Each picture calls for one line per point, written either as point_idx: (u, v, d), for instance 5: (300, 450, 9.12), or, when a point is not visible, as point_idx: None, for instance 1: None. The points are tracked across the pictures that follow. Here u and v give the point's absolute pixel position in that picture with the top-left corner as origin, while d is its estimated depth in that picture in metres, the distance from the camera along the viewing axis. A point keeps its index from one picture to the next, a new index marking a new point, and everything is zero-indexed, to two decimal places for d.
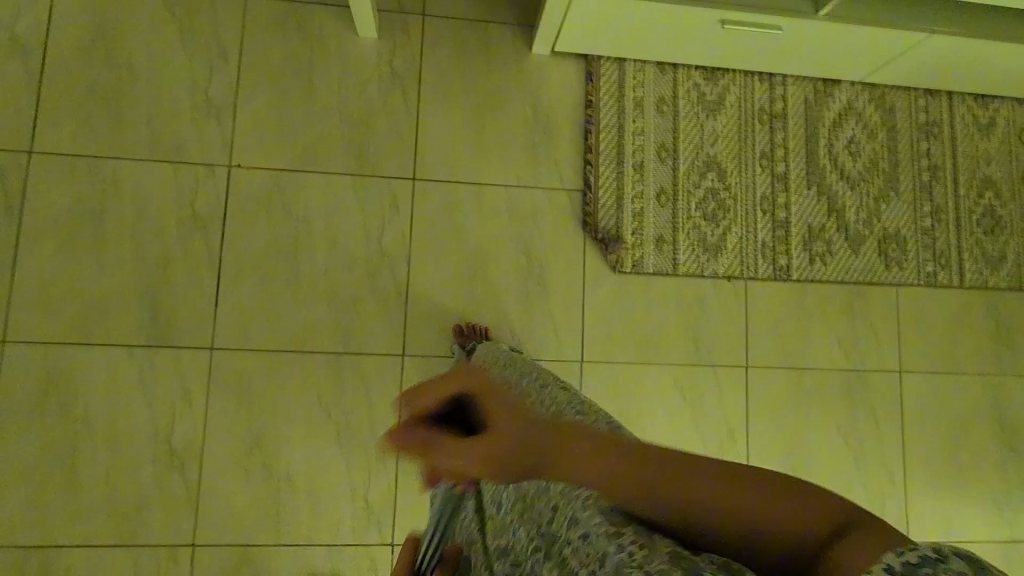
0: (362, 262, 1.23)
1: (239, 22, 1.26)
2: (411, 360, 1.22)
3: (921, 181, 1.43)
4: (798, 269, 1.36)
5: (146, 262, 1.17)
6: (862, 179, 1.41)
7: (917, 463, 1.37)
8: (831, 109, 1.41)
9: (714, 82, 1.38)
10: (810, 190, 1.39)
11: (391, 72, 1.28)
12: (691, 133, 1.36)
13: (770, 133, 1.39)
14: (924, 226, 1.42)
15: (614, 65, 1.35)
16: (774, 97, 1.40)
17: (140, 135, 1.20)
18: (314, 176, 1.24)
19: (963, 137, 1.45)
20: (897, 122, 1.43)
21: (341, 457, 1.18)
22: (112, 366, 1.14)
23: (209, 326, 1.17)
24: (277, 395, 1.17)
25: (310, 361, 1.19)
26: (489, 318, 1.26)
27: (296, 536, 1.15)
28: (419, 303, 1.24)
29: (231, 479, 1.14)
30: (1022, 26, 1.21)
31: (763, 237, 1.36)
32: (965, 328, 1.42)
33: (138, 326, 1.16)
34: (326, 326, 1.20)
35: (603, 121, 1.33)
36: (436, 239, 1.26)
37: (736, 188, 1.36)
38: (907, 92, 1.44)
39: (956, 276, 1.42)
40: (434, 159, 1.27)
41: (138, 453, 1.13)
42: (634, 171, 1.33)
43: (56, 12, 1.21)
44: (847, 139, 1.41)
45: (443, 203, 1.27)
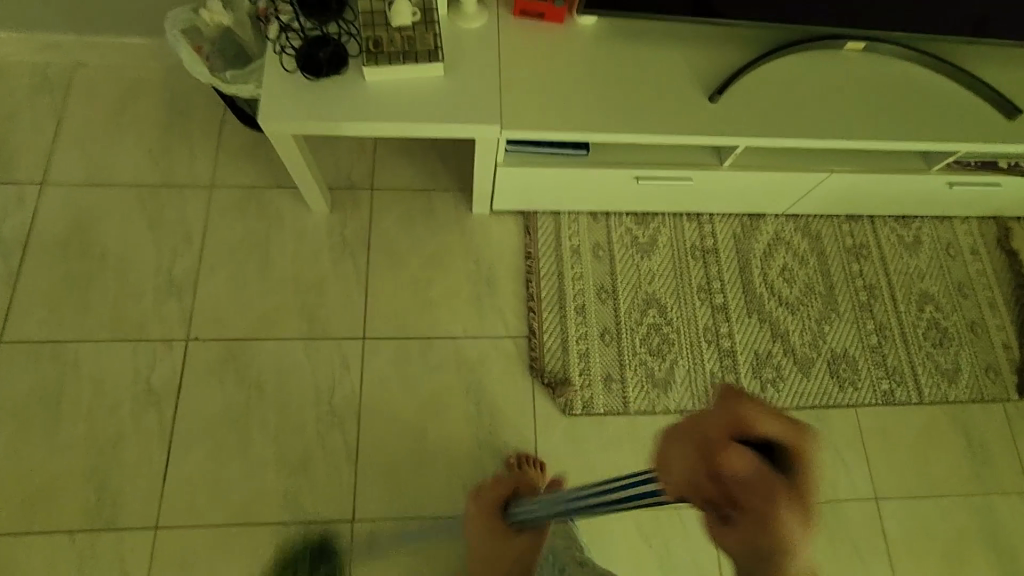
0: (312, 425, 1.25)
1: (204, 207, 1.39)
2: (360, 525, 1.20)
3: (860, 300, 1.48)
4: (751, 398, 1.36)
5: (98, 440, 1.20)
6: (800, 302, 1.46)
7: None
8: (760, 241, 1.50)
9: (646, 225, 1.49)
10: (751, 318, 1.43)
11: (342, 241, 1.39)
12: (628, 273, 1.44)
13: (705, 267, 1.46)
14: (871, 343, 1.44)
15: (550, 219, 1.46)
16: (704, 234, 1.50)
17: (104, 317, 1.28)
18: (267, 343, 1.30)
19: (891, 256, 1.53)
20: (825, 247, 1.52)
21: None
22: (53, 553, 1.12)
23: (156, 503, 1.17)
24: (220, 573, 1.14)
25: (256, 533, 1.17)
26: (440, 473, 1.25)
27: None
28: (369, 463, 1.24)
29: None
30: (908, 159, 1.34)
31: (711, 367, 1.38)
32: (938, 445, 1.37)
33: (84, 508, 1.16)
34: (276, 494, 1.20)
35: (543, 269, 1.42)
36: (386, 395, 1.29)
37: (678, 321, 1.41)
38: (828, 220, 1.54)
39: (916, 392, 1.40)
40: (382, 318, 1.34)
41: None
42: (576, 313, 1.39)
43: (40, 213, 1.35)
44: (779, 267, 1.48)
45: (392, 359, 1.31)
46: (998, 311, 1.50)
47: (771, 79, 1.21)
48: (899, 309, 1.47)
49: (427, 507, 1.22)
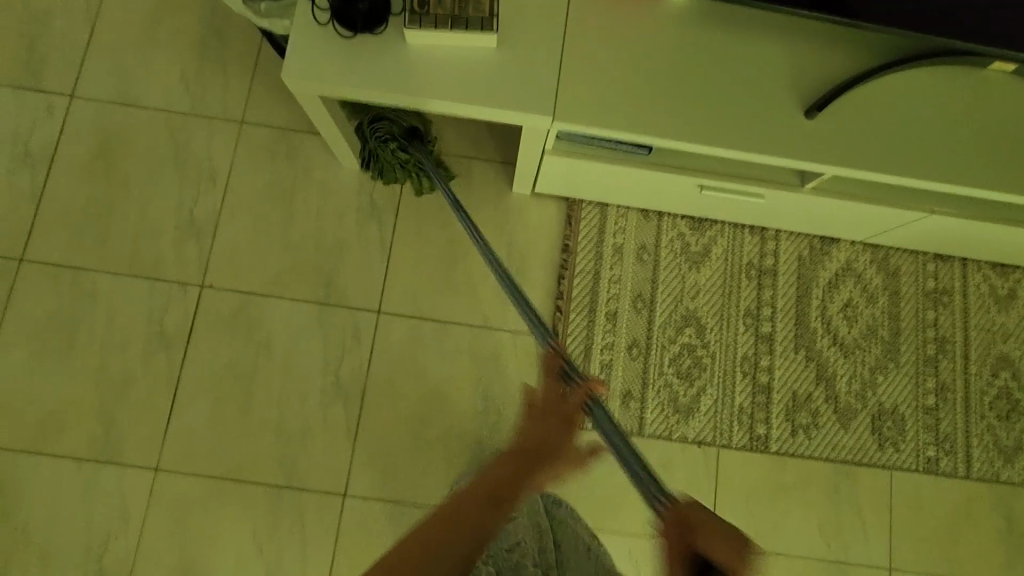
0: (315, 394, 1.22)
1: (231, 145, 1.31)
2: (351, 501, 1.19)
3: (925, 353, 1.31)
4: (778, 441, 1.26)
5: (109, 375, 1.21)
6: (856, 346, 1.31)
7: None
8: (827, 269, 1.34)
9: (701, 233, 1.33)
10: (797, 354, 1.30)
11: (369, 203, 1.30)
12: (671, 284, 1.31)
13: (758, 290, 1.32)
14: (927, 403, 1.30)
15: (595, 210, 1.32)
16: (765, 252, 1.34)
17: (123, 250, 1.25)
18: (280, 302, 1.25)
19: (976, 308, 1.34)
20: (901, 287, 1.34)
21: None
22: (61, 476, 1.17)
23: (158, 445, 1.19)
24: (213, 523, 1.17)
25: (250, 491, 1.18)
26: (437, 463, 1.22)
27: None
28: (368, 442, 1.21)
29: None
30: None
31: (741, 402, 1.27)
32: (973, 526, 1.25)
33: (91, 438, 1.18)
34: (273, 457, 1.20)
35: (579, 265, 1.30)
36: (393, 375, 1.24)
37: (715, 346, 1.29)
38: (912, 256, 1.35)
39: (965, 465, 1.27)
40: (401, 293, 1.27)
41: (69, 569, 1.14)
42: (606, 319, 1.28)
43: (67, 128, 1.29)
44: (842, 302, 1.32)
45: (405, 339, 1.25)
46: None
47: (886, 97, 1.01)
48: (969, 370, 1.31)
49: (419, 495, 1.21)
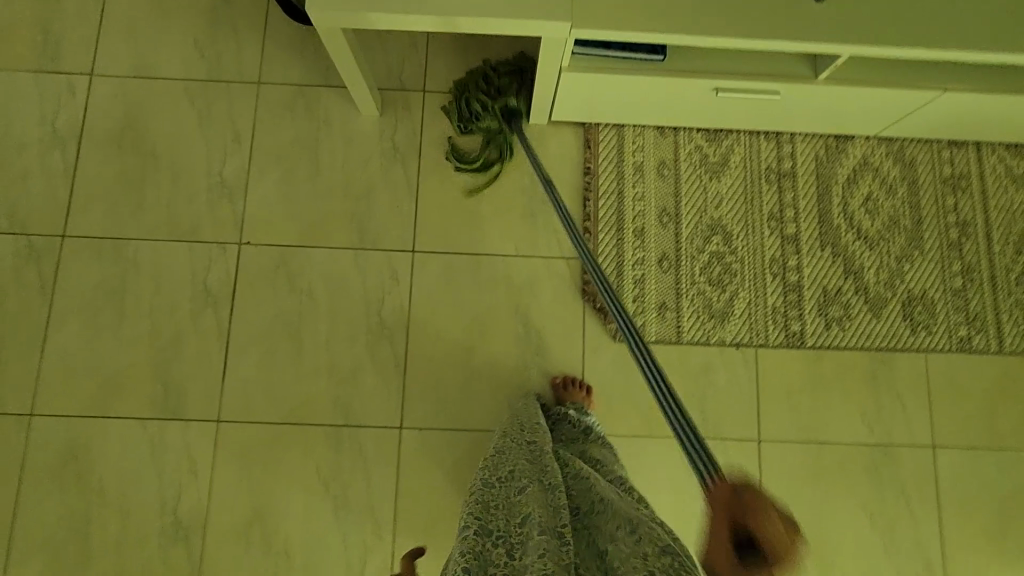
0: (362, 336, 1.26)
1: (252, 107, 1.34)
2: (408, 433, 1.23)
3: (948, 238, 1.34)
4: (813, 335, 1.29)
5: (161, 337, 1.25)
6: (880, 237, 1.34)
7: (960, 550, 1.23)
8: (844, 166, 1.36)
9: (717, 144, 1.36)
10: (824, 251, 1.33)
11: (391, 148, 1.33)
12: (694, 196, 1.34)
13: (778, 193, 1.35)
14: (954, 286, 1.33)
15: (612, 132, 1.35)
16: (782, 156, 1.36)
17: (160, 218, 1.29)
18: (317, 251, 1.29)
19: (993, 190, 1.36)
20: (918, 176, 1.36)
21: (338, 528, 1.20)
22: (128, 437, 1.21)
23: (217, 399, 1.23)
24: (278, 467, 1.21)
25: (310, 433, 1.22)
26: (486, 390, 1.26)
27: None
28: (417, 375, 1.25)
29: (233, 549, 1.18)
30: None
31: (773, 302, 1.30)
32: (1011, 397, 1.29)
33: (152, 398, 1.22)
34: (328, 400, 1.24)
35: (602, 187, 1.33)
36: (434, 310, 1.28)
37: (743, 251, 1.32)
38: (927, 146, 1.37)
39: (997, 341, 1.30)
40: (433, 231, 1.30)
41: (146, 523, 1.18)
42: (634, 236, 1.31)
43: (91, 107, 1.32)
44: (862, 196, 1.35)
45: (442, 274, 1.29)
46: None
47: None
48: (993, 250, 1.34)
49: (473, 421, 1.25)
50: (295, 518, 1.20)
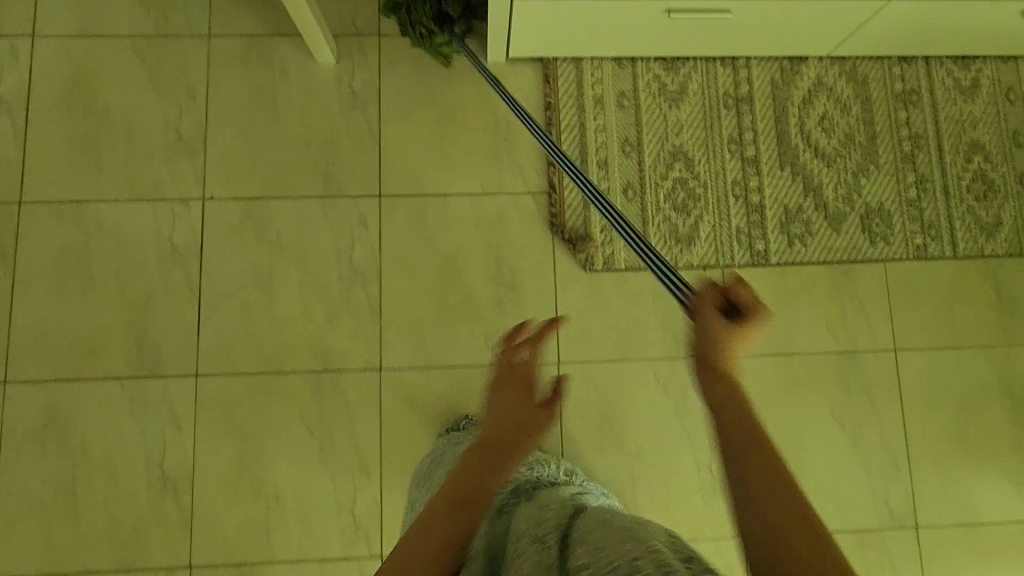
0: (334, 282, 1.27)
1: (204, 60, 1.31)
2: (387, 374, 1.25)
3: (902, 151, 1.38)
4: (777, 253, 1.33)
5: (132, 297, 1.24)
6: (837, 154, 1.37)
7: (922, 446, 1.30)
8: (800, 87, 1.38)
9: (675, 72, 1.37)
10: (783, 171, 1.36)
11: (350, 94, 1.32)
12: (655, 125, 1.35)
13: (737, 117, 1.37)
14: (909, 197, 1.37)
15: (571, 65, 1.35)
16: (739, 80, 1.38)
17: (120, 177, 1.27)
18: (283, 202, 1.28)
19: (944, 102, 1.40)
20: (871, 93, 1.39)
21: (326, 470, 1.22)
22: (107, 397, 1.21)
23: (194, 353, 1.23)
24: (261, 415, 1.22)
25: (290, 380, 1.24)
26: (462, 327, 1.28)
27: (288, 550, 1.20)
28: (393, 317, 1.27)
29: (223, 498, 1.20)
30: None
31: (737, 223, 1.33)
32: (965, 299, 1.34)
33: (128, 357, 1.22)
34: (306, 347, 1.25)
35: (564, 121, 1.34)
36: (404, 253, 1.29)
37: (705, 176, 1.34)
38: (878, 63, 1.40)
39: (951, 246, 1.35)
40: (398, 174, 1.30)
41: (134, 479, 1.19)
42: (598, 168, 1.33)
43: (36, 68, 1.29)
44: (819, 115, 1.38)
45: (410, 217, 1.29)
46: None
47: None
48: (945, 160, 1.38)
49: (451, 357, 1.27)
50: (282, 463, 1.22)
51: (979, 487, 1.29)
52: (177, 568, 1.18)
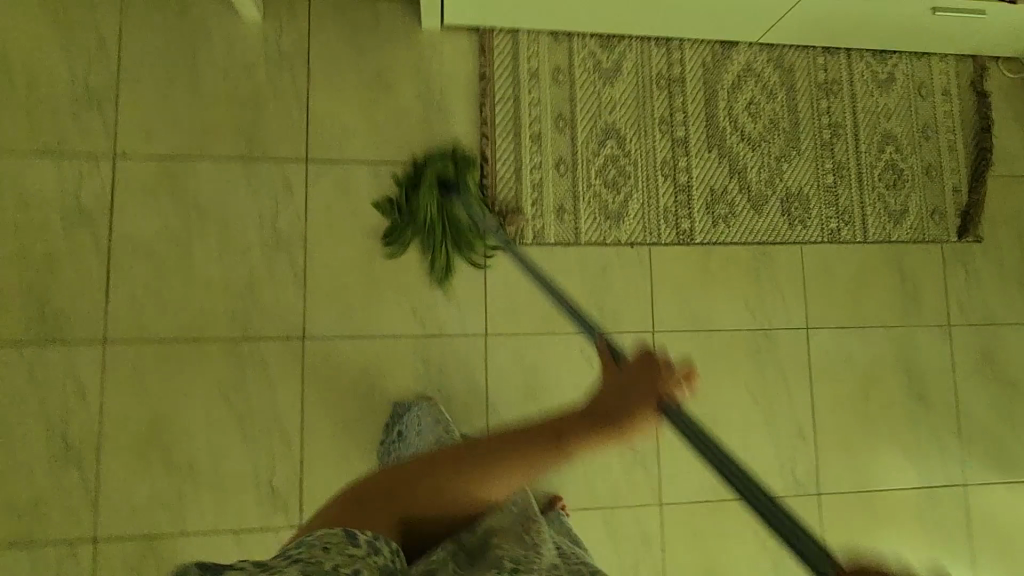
0: (256, 249, 1.23)
1: (117, 8, 1.23)
2: (311, 343, 1.23)
3: (822, 139, 1.44)
4: (702, 232, 1.37)
5: (32, 257, 1.16)
6: (762, 139, 1.42)
7: (828, 419, 1.37)
8: (729, 72, 1.42)
9: (611, 50, 1.38)
10: (711, 153, 1.39)
11: (277, 53, 1.27)
12: (589, 102, 1.36)
13: (669, 98, 1.40)
14: (826, 183, 1.43)
15: (507, 37, 1.34)
16: (672, 62, 1.40)
17: (20, 129, 1.18)
18: (202, 163, 1.23)
19: (862, 94, 1.47)
20: (796, 81, 1.45)
21: (244, 440, 1.19)
22: (2, 363, 1.14)
23: (102, 319, 1.17)
24: (175, 384, 1.18)
25: (208, 348, 1.19)
26: (390, 297, 1.26)
27: (201, 521, 1.16)
28: (318, 286, 1.24)
29: (132, 469, 1.15)
30: None
31: (665, 202, 1.36)
32: (872, 282, 1.42)
33: (27, 322, 1.15)
34: (225, 315, 1.21)
35: (499, 93, 1.33)
36: (332, 220, 1.26)
37: (636, 155, 1.37)
38: (804, 52, 1.45)
39: (861, 231, 1.43)
40: (327, 139, 1.27)
41: (32, 449, 1.13)
42: (532, 142, 1.33)
43: None
44: (746, 100, 1.42)
45: (339, 184, 1.26)
46: (956, 155, 1.49)
47: None
48: (860, 149, 1.45)
49: (378, 328, 1.25)
50: (199, 434, 1.18)
51: (877, 456, 1.38)
52: (79, 542, 1.13)
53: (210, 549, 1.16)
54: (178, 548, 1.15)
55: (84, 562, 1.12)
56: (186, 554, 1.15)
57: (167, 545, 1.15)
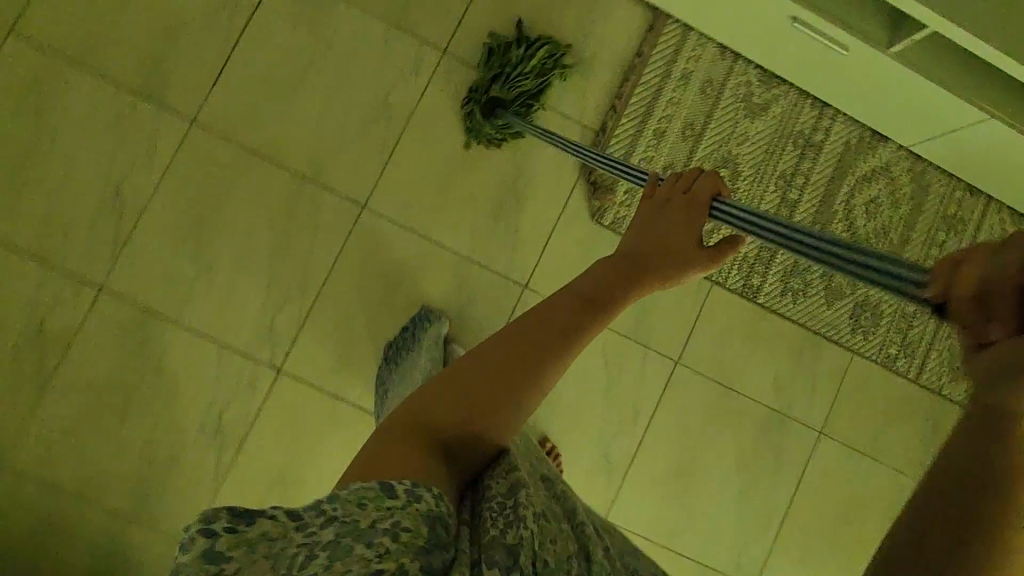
0: (361, 107, 1.24)
1: None
2: (367, 215, 1.23)
3: (924, 267, 1.39)
4: (767, 295, 1.34)
5: (166, 17, 1.19)
6: (867, 239, 1.37)
7: (798, 524, 1.34)
8: (868, 162, 1.38)
9: (767, 88, 1.36)
10: (812, 228, 1.36)
11: None
12: (723, 125, 1.34)
13: (798, 158, 1.37)
14: (907, 310, 1.38)
15: (678, 29, 1.32)
16: (818, 126, 1.37)
17: None
18: (352, 7, 1.24)
19: (984, 244, 1.40)
20: (927, 202, 1.39)
21: (267, 269, 1.21)
22: (97, 97, 1.17)
23: (199, 101, 1.20)
24: (233, 190, 1.20)
25: (276, 173, 1.21)
26: (456, 209, 1.26)
27: (197, 320, 1.19)
28: (399, 167, 1.25)
29: (160, 245, 1.18)
30: None
31: (747, 251, 1.33)
32: (904, 421, 1.38)
33: (135, 72, 1.18)
34: (306, 151, 1.22)
35: (645, 76, 1.31)
36: (440, 115, 1.26)
37: (742, 195, 1.35)
38: (948, 179, 1.40)
39: (917, 372, 1.38)
40: (471, 41, 1.27)
41: (85, 185, 1.17)
42: (653, 135, 1.31)
43: None
44: (869, 196, 1.38)
45: (462, 85, 1.27)
46: None
47: None
48: None
49: (433, 230, 1.25)
50: (231, 243, 1.20)
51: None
52: (86, 284, 1.16)
53: (193, 349, 1.19)
54: (167, 333, 1.18)
55: (82, 304, 1.16)
56: (172, 342, 1.19)
57: (159, 326, 1.18)
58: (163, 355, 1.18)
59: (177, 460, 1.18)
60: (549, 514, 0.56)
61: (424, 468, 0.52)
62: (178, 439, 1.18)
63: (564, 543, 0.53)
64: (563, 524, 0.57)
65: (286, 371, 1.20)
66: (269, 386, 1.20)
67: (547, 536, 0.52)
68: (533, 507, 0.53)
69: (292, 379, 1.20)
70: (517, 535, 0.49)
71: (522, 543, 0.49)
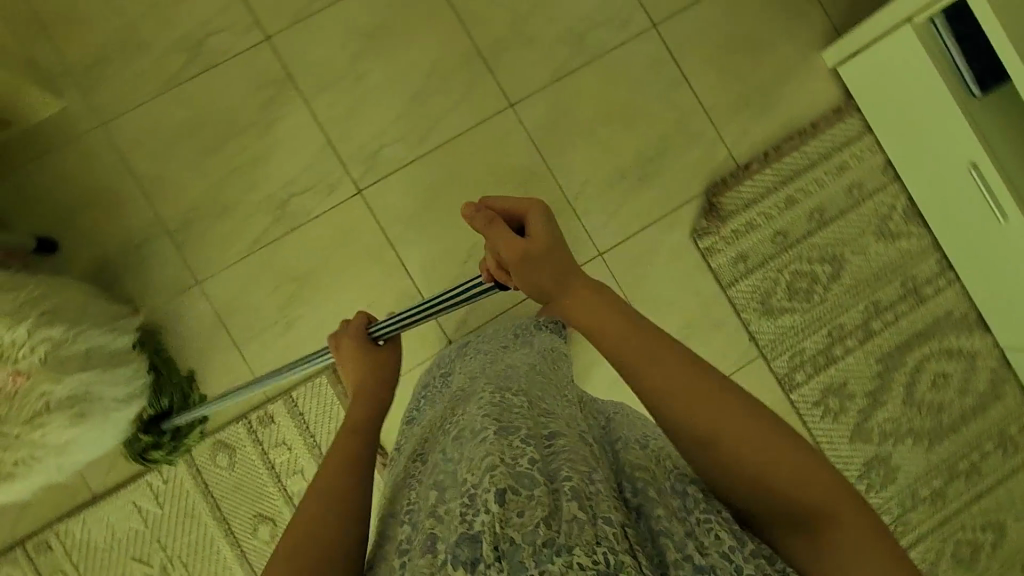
0: (559, 27, 1.31)
1: None
2: (509, 113, 1.29)
3: (955, 463, 1.34)
4: (800, 396, 1.32)
5: None
6: (918, 405, 1.34)
7: None
8: (959, 339, 1.35)
9: (906, 221, 1.36)
10: (875, 364, 1.34)
11: None
12: (849, 228, 1.35)
13: (898, 297, 1.35)
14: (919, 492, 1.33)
15: (858, 126, 1.35)
16: (932, 281, 1.36)
17: None
18: None
19: (1022, 479, 1.35)
20: (992, 408, 1.35)
21: (401, 106, 1.27)
22: None
23: None
24: (416, 27, 1.27)
25: (459, 35, 1.28)
26: (583, 155, 1.30)
27: (320, 109, 1.25)
28: (559, 93, 1.30)
29: (332, 33, 1.26)
30: None
31: (806, 346, 1.32)
32: None
33: None
34: (493, 34, 1.29)
35: (807, 147, 1.35)
36: (618, 73, 1.32)
37: (831, 296, 1.33)
38: (1022, 400, 1.36)
39: None
40: (680, 31, 1.33)
41: None
42: (784, 198, 1.33)
43: None
44: (943, 370, 1.35)
45: (650, 61, 1.32)
46: None
47: None
48: (970, 507, 1.34)
49: (553, 159, 1.29)
50: (387, 67, 1.27)
51: None
52: (256, 27, 1.24)
53: (303, 130, 1.24)
54: (290, 104, 1.24)
55: (243, 40, 1.24)
56: (291, 113, 1.24)
57: (288, 95, 1.25)
58: (277, 119, 1.24)
59: (232, 209, 1.22)
60: (519, 480, 0.47)
61: (287, 562, 0.50)
62: (245, 193, 1.23)
63: (541, 513, 0.45)
64: (539, 486, 0.48)
65: (363, 195, 1.25)
66: (343, 198, 1.24)
67: (518, 509, 0.45)
68: (498, 483, 0.46)
69: (363, 204, 1.25)
70: (475, 528, 0.44)
71: (484, 533, 0.44)
